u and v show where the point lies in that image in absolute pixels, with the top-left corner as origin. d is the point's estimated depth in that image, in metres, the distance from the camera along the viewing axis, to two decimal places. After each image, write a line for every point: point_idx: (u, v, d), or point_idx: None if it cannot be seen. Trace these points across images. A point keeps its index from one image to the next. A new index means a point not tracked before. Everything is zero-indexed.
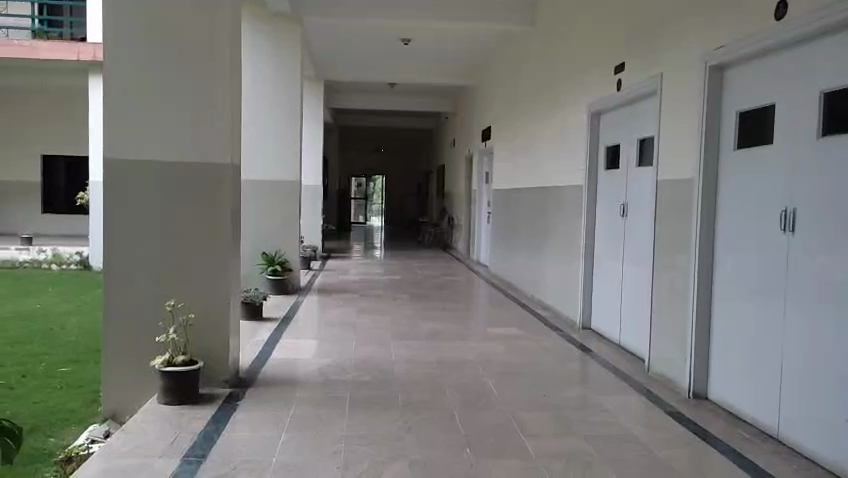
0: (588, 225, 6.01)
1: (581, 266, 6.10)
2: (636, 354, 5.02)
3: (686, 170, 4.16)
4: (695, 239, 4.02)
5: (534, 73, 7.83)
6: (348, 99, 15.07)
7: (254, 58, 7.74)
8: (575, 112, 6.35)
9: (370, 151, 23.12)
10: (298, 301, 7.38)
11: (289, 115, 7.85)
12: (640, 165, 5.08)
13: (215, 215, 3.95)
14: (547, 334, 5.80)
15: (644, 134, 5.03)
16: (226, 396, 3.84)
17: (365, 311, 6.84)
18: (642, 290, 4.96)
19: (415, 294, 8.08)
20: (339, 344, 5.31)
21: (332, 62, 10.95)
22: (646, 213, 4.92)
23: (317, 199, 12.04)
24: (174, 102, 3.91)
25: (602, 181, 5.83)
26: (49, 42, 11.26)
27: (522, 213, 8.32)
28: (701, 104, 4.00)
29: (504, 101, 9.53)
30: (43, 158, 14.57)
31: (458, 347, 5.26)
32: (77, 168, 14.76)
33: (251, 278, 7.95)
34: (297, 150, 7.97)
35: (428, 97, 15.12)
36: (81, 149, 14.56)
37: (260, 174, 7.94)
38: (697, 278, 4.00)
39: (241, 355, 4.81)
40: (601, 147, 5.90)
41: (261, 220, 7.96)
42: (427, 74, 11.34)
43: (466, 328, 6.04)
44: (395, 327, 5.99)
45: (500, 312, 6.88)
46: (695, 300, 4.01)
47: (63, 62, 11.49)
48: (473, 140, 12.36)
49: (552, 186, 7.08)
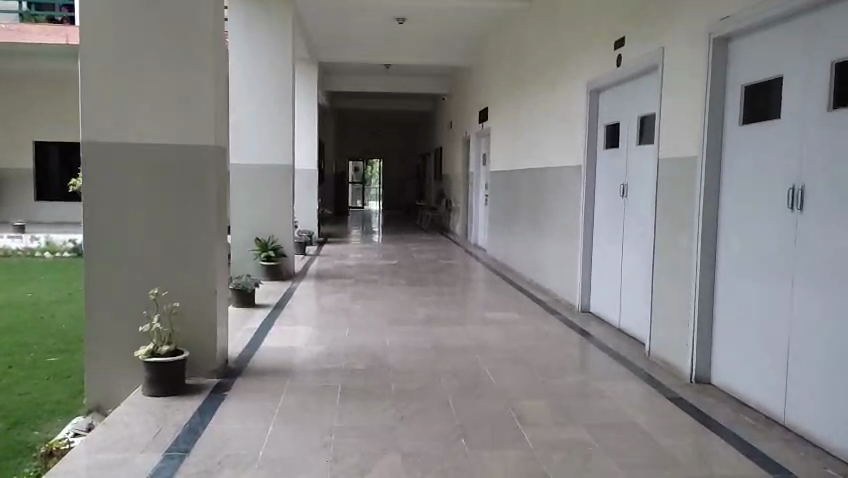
0: (588, 206, 5.87)
1: (581, 248, 5.96)
2: (636, 338, 4.90)
3: (689, 147, 4.00)
4: (697, 218, 3.88)
5: (532, 51, 7.62)
6: (343, 81, 14.82)
7: (244, 38, 7.53)
8: (574, 90, 6.17)
9: (368, 135, 22.86)
10: (292, 287, 7.25)
11: (280, 96, 7.66)
12: (641, 144, 4.92)
13: (200, 199, 3.80)
14: (546, 318, 5.67)
15: (645, 111, 4.87)
16: (214, 386, 3.72)
17: (361, 296, 6.71)
18: (642, 272, 4.83)
19: (411, 279, 7.95)
20: (333, 331, 5.19)
21: (326, 42, 10.72)
22: (647, 192, 4.77)
23: (313, 183, 11.86)
24: (155, 81, 3.74)
25: (602, 161, 5.68)
26: (39, 26, 11.11)
27: (520, 195, 8.16)
28: (705, 78, 3.83)
29: (502, 81, 9.33)
30: (36, 144, 14.37)
31: (455, 332, 5.14)
32: (71, 153, 14.57)
33: (244, 264, 7.78)
34: (288, 133, 7.75)
35: (425, 78, 14.89)
36: (74, 134, 14.35)
37: (251, 159, 7.73)
38: (700, 259, 3.86)
39: (231, 343, 4.69)
40: (601, 125, 5.74)
41: (253, 206, 7.78)
42: (423, 54, 11.13)
43: (463, 312, 5.91)
44: (390, 312, 5.86)
45: (498, 296, 6.75)
46: (698, 282, 3.88)
47: (53, 46, 11.29)
48: (471, 122, 12.15)
49: (551, 167, 6.92)
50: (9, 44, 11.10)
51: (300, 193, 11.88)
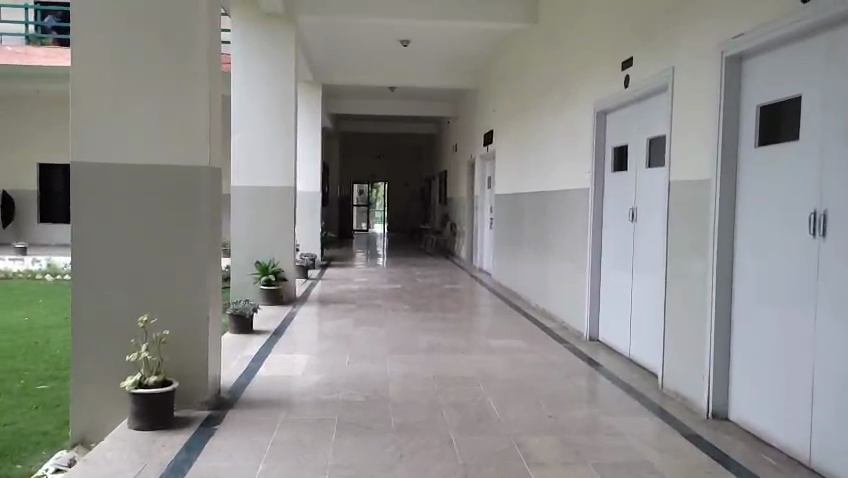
0: (595, 230, 5.71)
1: (588, 274, 5.79)
2: (648, 369, 4.70)
3: (701, 170, 3.84)
4: (711, 244, 3.71)
5: (537, 73, 7.53)
6: (348, 104, 14.80)
7: (246, 61, 7.48)
8: (581, 112, 6.05)
9: (373, 158, 22.83)
10: (292, 313, 7.08)
11: (282, 118, 7.57)
12: (650, 167, 4.77)
13: (192, 223, 3.66)
14: (553, 347, 5.48)
15: (654, 133, 4.73)
16: (203, 419, 3.54)
17: (362, 322, 6.53)
18: (653, 300, 4.65)
19: (414, 304, 7.76)
20: (332, 358, 5.00)
21: (330, 65, 10.69)
22: (657, 217, 4.61)
23: (316, 206, 11.75)
24: (148, 100, 3.62)
25: (610, 184, 5.53)
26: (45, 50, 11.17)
27: (526, 219, 8.00)
28: (717, 98, 3.69)
29: (507, 103, 9.24)
30: (41, 166, 14.36)
31: (459, 361, 4.95)
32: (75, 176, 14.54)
33: (243, 288, 7.60)
34: (290, 155, 7.65)
35: (429, 101, 14.87)
36: None
37: (252, 181, 7.62)
38: (716, 288, 3.67)
39: (225, 372, 4.51)
40: (608, 147, 5.60)
41: (253, 229, 7.64)
42: (428, 77, 11.09)
43: (467, 340, 5.71)
44: (392, 339, 5.67)
45: (504, 323, 6.55)
46: (713, 312, 3.69)
47: (57, 68, 11.31)
48: (476, 145, 12.06)
49: (557, 190, 6.77)
50: (20, 66, 11.17)
51: (302, 216, 11.75)
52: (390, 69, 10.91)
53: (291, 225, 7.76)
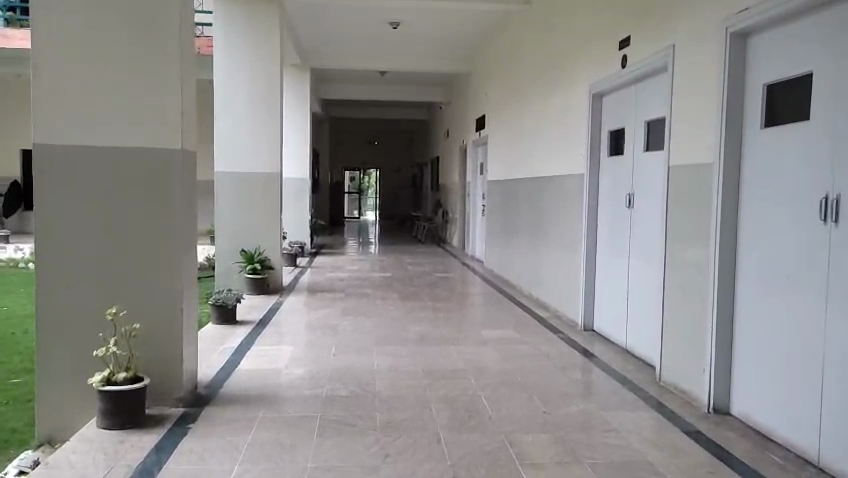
0: (591, 217, 5.52)
1: (583, 262, 5.61)
2: (645, 360, 4.53)
3: (704, 152, 3.65)
4: (713, 231, 3.53)
5: (532, 55, 7.30)
6: (338, 89, 14.51)
7: (229, 42, 7.21)
8: (576, 94, 5.83)
9: (364, 144, 22.55)
10: (278, 302, 6.88)
11: (267, 102, 7.32)
12: (648, 150, 4.58)
13: (165, 209, 3.44)
14: (547, 337, 5.31)
15: (653, 115, 4.53)
16: (178, 417, 3.35)
17: (350, 312, 6.34)
18: (651, 289, 4.47)
19: (405, 293, 7.57)
20: (318, 350, 4.82)
21: (319, 47, 10.39)
22: (656, 203, 4.42)
23: (305, 193, 11.51)
24: (116, 78, 3.38)
25: (606, 169, 5.34)
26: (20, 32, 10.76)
27: (520, 205, 7.80)
28: (720, 77, 3.48)
29: (500, 87, 9.01)
30: (24, 152, 14.06)
31: (449, 353, 4.77)
32: None
33: (227, 277, 7.38)
34: (276, 140, 7.39)
35: (421, 86, 14.62)
36: None
37: (236, 167, 7.37)
38: (718, 276, 3.49)
39: (204, 366, 4.31)
40: (604, 130, 5.39)
41: (237, 216, 7.40)
42: (419, 61, 10.84)
43: (458, 330, 5.53)
44: (380, 330, 5.47)
45: (496, 312, 6.37)
46: (715, 301, 3.51)
47: None
48: (468, 131, 11.83)
49: (551, 176, 6.58)
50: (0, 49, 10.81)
51: (291, 204, 11.52)
52: (380, 52, 10.63)
53: (278, 212, 7.52)
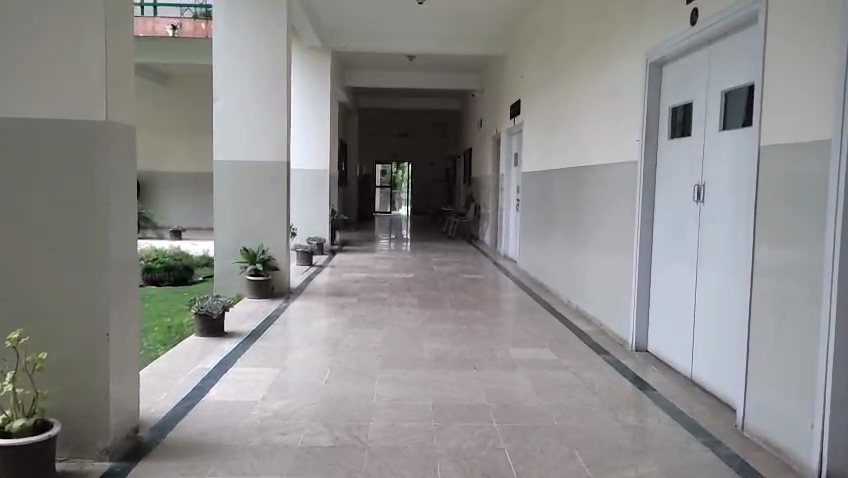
0: (646, 213, 4.53)
1: (634, 269, 4.64)
2: (719, 397, 3.56)
3: (814, 127, 2.63)
4: (828, 241, 2.52)
5: (575, 26, 6.31)
6: (365, 77, 13.69)
7: (230, 16, 6.42)
8: (629, 65, 4.83)
9: (397, 136, 21.73)
10: (281, 308, 6.07)
11: (274, 83, 6.52)
12: (725, 129, 3.59)
13: (85, 202, 2.62)
14: (590, 360, 4.36)
15: (732, 84, 3.53)
16: (100, 474, 2.53)
17: (359, 322, 5.49)
18: (728, 307, 3.49)
19: (425, 299, 6.67)
20: (307, 373, 3.96)
21: (340, 27, 9.59)
22: (737, 196, 3.43)
23: (324, 186, 10.62)
24: (24, 26, 2.58)
25: (665, 156, 4.36)
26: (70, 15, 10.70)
27: (559, 200, 6.83)
28: (841, 21, 2.46)
29: (537, 67, 8.04)
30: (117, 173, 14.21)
31: (469, 380, 3.87)
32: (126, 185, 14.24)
33: (227, 279, 6.62)
34: (284, 125, 6.56)
35: (452, 73, 13.70)
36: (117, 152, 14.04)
37: (237, 155, 6.57)
38: (835, 304, 2.48)
39: (163, 395, 3.50)
40: (665, 107, 4.40)
41: (239, 210, 6.62)
42: (449, 42, 9.94)
43: (483, 349, 4.61)
44: (389, 348, 4.59)
45: (530, 326, 5.42)
46: (830, 337, 2.50)
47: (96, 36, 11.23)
48: (501, 119, 10.89)
49: (595, 166, 5.59)
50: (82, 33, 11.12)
51: (308, 197, 10.66)
52: (407, 33, 9.78)
53: (286, 206, 6.70)
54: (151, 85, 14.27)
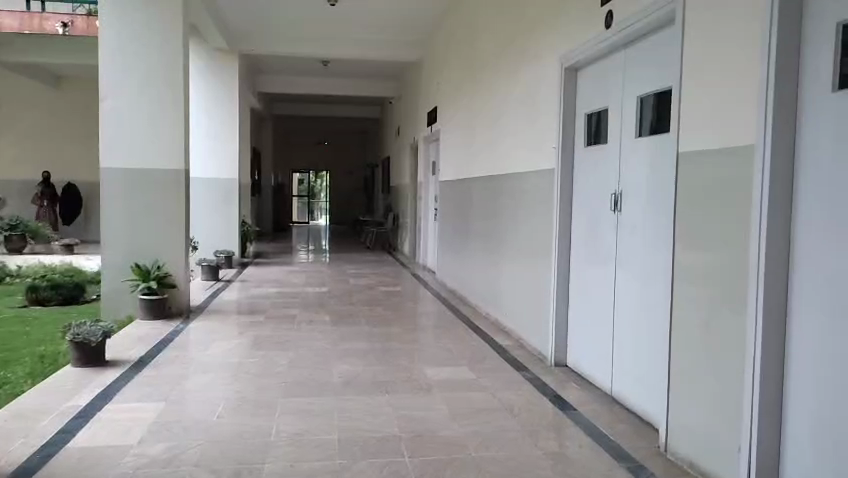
0: (564, 223, 4.37)
1: (553, 280, 4.47)
2: (641, 415, 3.40)
3: (737, 132, 2.49)
4: (753, 251, 2.37)
5: (491, 32, 6.17)
6: (278, 83, 13.18)
7: (119, 10, 5.84)
8: (545, 69, 4.69)
9: (313, 144, 21.20)
10: (177, 330, 5.52)
11: (170, 84, 5.99)
12: (642, 135, 3.47)
13: None
14: (509, 378, 4.13)
15: (649, 89, 3.42)
16: None
17: (264, 343, 5.05)
18: (648, 320, 3.35)
19: (338, 315, 6.28)
20: (198, 407, 3.51)
21: (249, 28, 9.11)
22: (656, 204, 3.29)
23: (233, 195, 10.01)
24: None
25: (582, 163, 4.22)
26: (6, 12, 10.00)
27: (476, 209, 6.65)
28: (764, 19, 2.32)
29: (454, 73, 7.87)
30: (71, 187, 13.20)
31: (380, 406, 3.55)
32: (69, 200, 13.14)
33: (117, 299, 6.00)
34: (181, 130, 6.03)
35: (369, 80, 13.41)
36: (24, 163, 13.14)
37: (128, 161, 5.98)
38: (761, 317, 2.33)
39: (18, 443, 2.96)
40: (580, 114, 4.27)
41: (130, 221, 6.01)
42: (365, 48, 9.67)
43: (397, 370, 4.29)
44: (294, 373, 4.18)
45: (449, 343, 5.14)
46: (757, 353, 2.35)
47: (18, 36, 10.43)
48: (419, 127, 10.69)
49: (512, 174, 5.43)
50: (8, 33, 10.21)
51: (216, 207, 10.02)
52: (321, 36, 9.41)
53: (185, 218, 6.15)
54: (42, 87, 13.13)
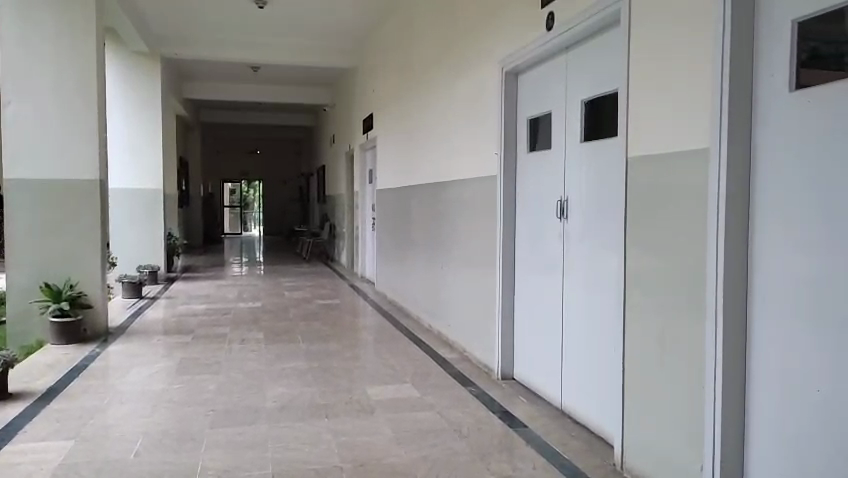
0: (508, 231, 4.23)
1: (497, 290, 4.32)
2: (594, 430, 3.27)
3: (690, 135, 2.39)
4: (711, 258, 2.26)
5: (428, 36, 6.01)
6: (206, 89, 12.64)
7: (22, 7, 5.34)
8: (484, 74, 4.56)
9: (245, 154, 20.58)
10: (94, 355, 5.05)
11: (82, 88, 5.51)
12: (587, 140, 3.36)
13: None
14: (455, 395, 3.94)
15: (593, 93, 3.32)
16: None
17: (192, 366, 4.68)
18: (599, 332, 3.22)
19: (272, 332, 5.95)
20: (113, 444, 3.14)
21: (172, 30, 8.64)
22: (605, 211, 3.18)
23: (158, 207, 9.44)
24: None
25: (525, 169, 4.10)
26: None
27: (416, 217, 6.46)
28: (715, 16, 2.24)
29: (389, 79, 7.68)
30: None
31: (319, 433, 3.28)
32: None
33: (24, 323, 5.45)
34: (95, 137, 5.56)
35: (302, 87, 13.05)
36: None
37: (35, 171, 5.46)
38: (721, 328, 2.22)
39: None
40: (522, 119, 4.15)
41: (39, 237, 5.50)
42: (296, 53, 9.37)
43: (337, 391, 4.02)
44: (224, 399, 3.84)
45: (391, 358, 4.91)
46: (718, 365, 2.24)
47: None
48: (354, 134, 10.44)
49: (452, 181, 5.28)
50: None
51: (139, 220, 9.42)
52: (250, 40, 9.04)
53: (102, 232, 5.68)
54: None
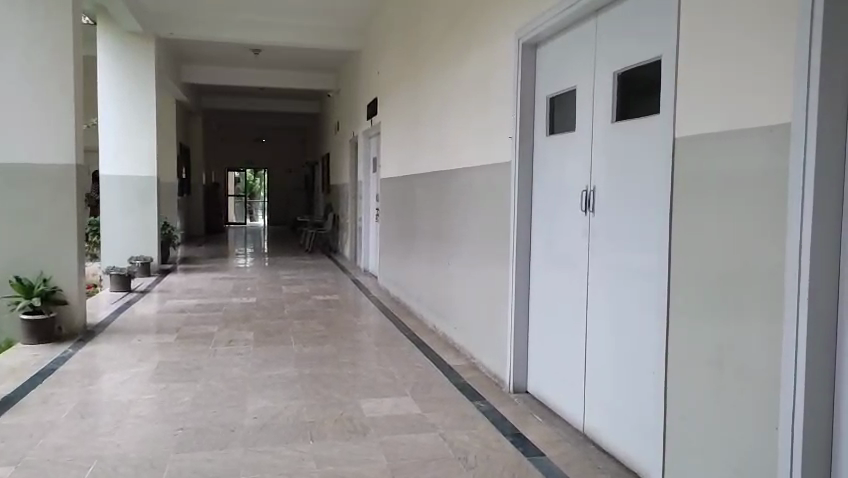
0: (523, 225, 3.73)
1: (510, 293, 3.82)
2: (624, 461, 2.78)
3: (764, 109, 1.87)
4: (791, 266, 1.75)
5: (436, 11, 5.49)
6: (206, 73, 12.16)
7: None
8: (497, 48, 4.05)
9: (250, 142, 20.12)
10: (65, 357, 4.60)
11: (59, 64, 5.04)
12: (620, 120, 2.85)
13: None
14: (460, 412, 3.46)
15: (628, 65, 2.80)
16: None
17: (170, 371, 4.23)
18: (631, 348, 2.72)
19: (264, 332, 5.48)
20: (60, 471, 2.68)
21: (166, 7, 8.15)
22: (642, 204, 2.66)
23: (151, 195, 8.97)
24: None
25: (543, 155, 3.59)
26: None
27: (420, 209, 5.97)
28: None
29: (395, 59, 7.15)
30: None
31: (301, 461, 2.80)
32: None
33: None
34: (72, 118, 5.10)
35: (306, 72, 12.53)
36: None
37: (7, 154, 5.01)
38: (805, 358, 1.71)
39: None
40: (541, 98, 3.63)
41: (9, 226, 5.05)
42: (298, 34, 8.85)
43: (327, 406, 3.54)
44: (197, 415, 3.37)
45: (391, 366, 4.42)
46: (798, 406, 1.73)
47: None
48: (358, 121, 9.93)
49: (461, 170, 4.77)
50: None
51: (131, 209, 8.97)
52: (249, 19, 8.54)
53: (80, 222, 5.23)
54: None
